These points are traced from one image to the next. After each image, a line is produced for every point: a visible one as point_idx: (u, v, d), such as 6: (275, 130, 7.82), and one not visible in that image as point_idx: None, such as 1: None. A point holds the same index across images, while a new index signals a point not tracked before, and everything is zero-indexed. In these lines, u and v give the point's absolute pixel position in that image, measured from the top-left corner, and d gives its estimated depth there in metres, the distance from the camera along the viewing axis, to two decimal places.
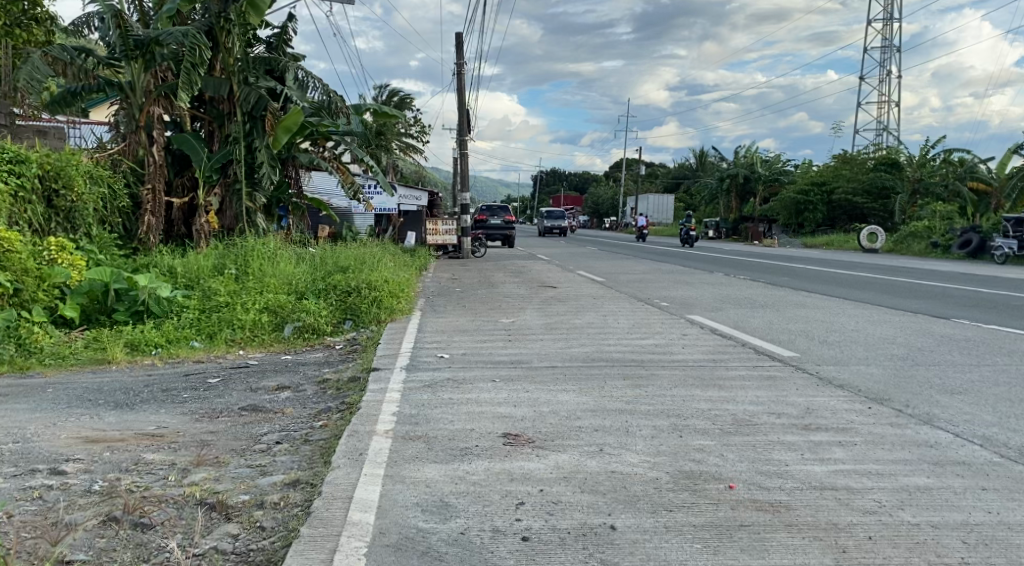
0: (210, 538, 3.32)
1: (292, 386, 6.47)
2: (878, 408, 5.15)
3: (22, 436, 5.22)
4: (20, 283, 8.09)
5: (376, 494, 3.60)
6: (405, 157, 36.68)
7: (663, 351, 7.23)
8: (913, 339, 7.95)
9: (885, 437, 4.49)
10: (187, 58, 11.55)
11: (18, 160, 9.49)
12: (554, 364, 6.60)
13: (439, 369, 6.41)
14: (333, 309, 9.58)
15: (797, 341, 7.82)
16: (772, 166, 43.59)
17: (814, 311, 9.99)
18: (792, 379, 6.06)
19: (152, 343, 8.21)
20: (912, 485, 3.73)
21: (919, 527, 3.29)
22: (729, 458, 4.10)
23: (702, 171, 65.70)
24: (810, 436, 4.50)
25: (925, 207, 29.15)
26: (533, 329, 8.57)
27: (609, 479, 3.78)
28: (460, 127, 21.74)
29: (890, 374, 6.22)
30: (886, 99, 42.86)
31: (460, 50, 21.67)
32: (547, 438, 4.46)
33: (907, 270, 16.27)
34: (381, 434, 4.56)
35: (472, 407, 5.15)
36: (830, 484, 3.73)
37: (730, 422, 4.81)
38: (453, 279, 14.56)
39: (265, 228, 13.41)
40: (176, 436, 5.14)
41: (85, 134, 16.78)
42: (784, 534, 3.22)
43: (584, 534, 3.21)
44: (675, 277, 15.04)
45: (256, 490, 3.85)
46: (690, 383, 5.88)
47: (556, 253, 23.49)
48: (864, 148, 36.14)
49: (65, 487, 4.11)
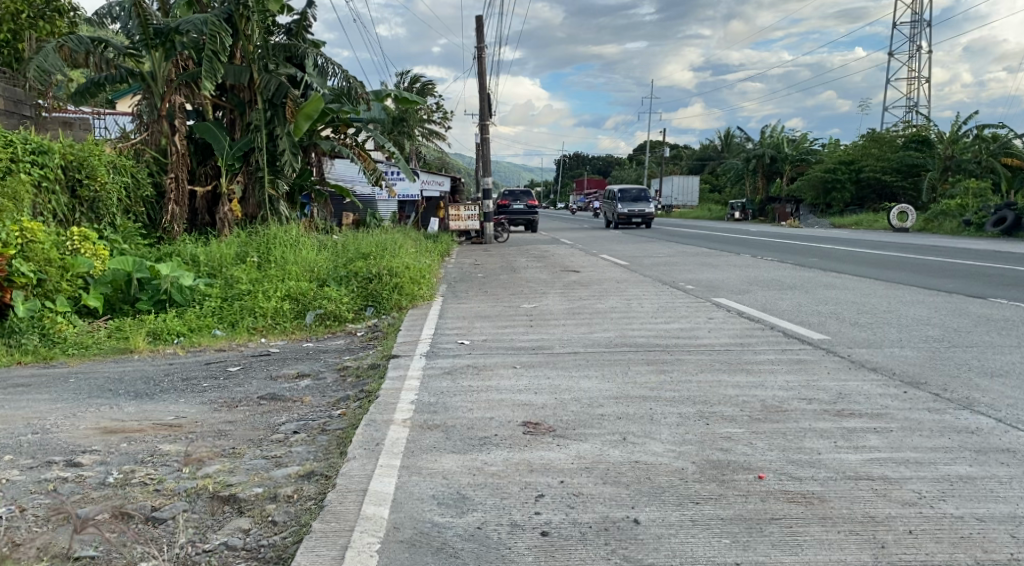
0: (221, 534, 3.24)
1: (312, 374, 6.43)
2: (914, 393, 4.93)
3: (41, 427, 5.19)
4: (44, 273, 8.08)
5: (391, 486, 3.50)
6: (427, 142, 36.87)
7: (688, 335, 7.07)
8: (948, 320, 7.68)
9: (922, 423, 4.29)
10: (208, 46, 11.42)
11: (41, 150, 9.46)
12: (576, 349, 6.46)
13: (458, 356, 6.30)
14: (354, 295, 9.49)
15: (827, 323, 7.59)
16: (799, 146, 42.96)
17: (845, 293, 9.71)
18: (822, 362, 5.87)
19: (175, 332, 8.19)
20: (954, 474, 3.53)
21: (963, 520, 3.10)
22: (758, 447, 3.93)
23: (727, 151, 64.70)
24: (843, 423, 4.31)
25: (958, 184, 28.43)
26: (556, 314, 8.44)
27: (632, 470, 3.64)
28: (482, 111, 21.57)
29: (925, 357, 5.99)
30: (916, 74, 41.93)
31: (481, 33, 21.38)
32: (568, 427, 4.32)
33: (940, 249, 15.83)
34: (398, 423, 4.45)
35: (492, 396, 5.02)
36: (866, 473, 3.55)
37: (759, 408, 4.63)
38: (475, 265, 14.42)
39: (287, 216, 13.36)
40: (194, 426, 5.07)
41: (109, 123, 16.81)
42: (818, 528, 3.05)
43: (606, 529, 3.08)
44: (701, 259, 14.77)
45: (270, 482, 3.76)
46: (717, 368, 5.72)
47: (578, 237, 23.31)
48: (893, 125, 35.33)
49: (81, 480, 4.05)
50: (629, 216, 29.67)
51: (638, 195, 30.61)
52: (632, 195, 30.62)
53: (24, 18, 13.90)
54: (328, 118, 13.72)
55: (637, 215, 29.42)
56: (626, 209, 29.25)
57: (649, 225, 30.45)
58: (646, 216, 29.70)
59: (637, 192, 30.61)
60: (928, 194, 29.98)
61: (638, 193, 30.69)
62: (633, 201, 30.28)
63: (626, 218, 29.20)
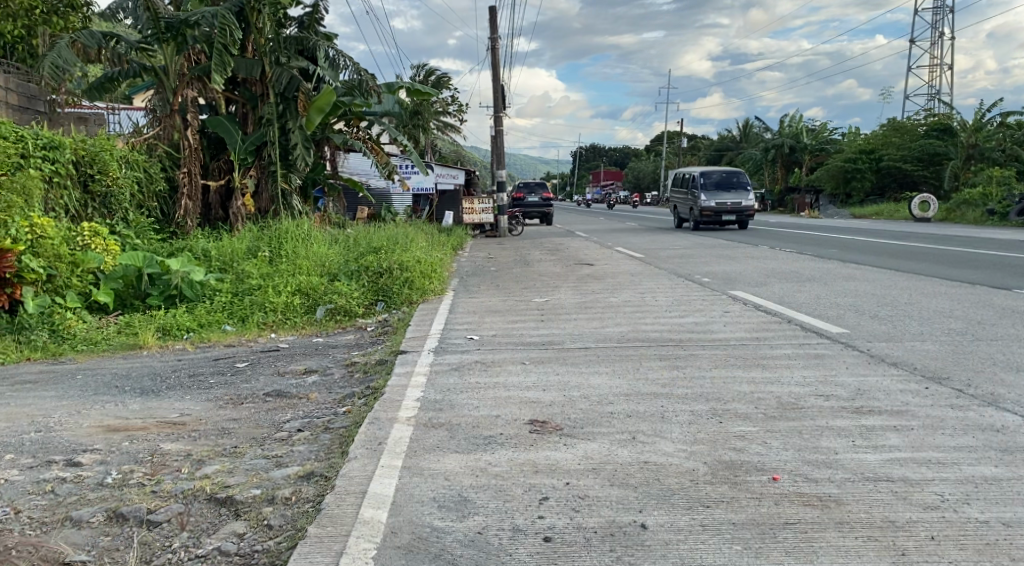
0: (215, 538, 3.16)
1: (320, 370, 6.33)
2: (936, 389, 4.76)
3: (45, 425, 5.13)
4: (53, 268, 8.04)
5: (391, 488, 3.39)
6: (442, 134, 36.99)
7: (703, 330, 6.92)
8: (971, 312, 7.47)
9: (945, 420, 4.12)
10: (218, 40, 11.23)
11: (53, 146, 9.40)
12: (587, 345, 6.32)
13: (467, 352, 6.18)
14: (365, 290, 9.39)
15: (845, 316, 7.40)
16: (818, 135, 42.50)
17: (864, 285, 9.49)
18: (841, 357, 5.71)
19: (185, 327, 8.14)
20: (979, 475, 3.37)
21: (988, 525, 2.95)
22: (773, 447, 3.79)
23: (747, 141, 64.05)
24: (861, 421, 4.16)
25: (981, 173, 27.93)
26: (567, 308, 8.30)
27: (641, 471, 3.51)
28: (496, 103, 21.39)
29: (948, 351, 5.80)
30: (938, 62, 41.29)
31: (494, 23, 21.16)
32: (576, 425, 4.20)
33: (960, 240, 15.51)
34: (402, 421, 4.35)
35: (499, 392, 4.90)
36: (885, 474, 3.40)
37: (774, 405, 4.48)
38: (488, 258, 14.28)
39: (300, 210, 13.29)
40: (198, 424, 5.00)
41: (123, 119, 16.77)
42: (835, 534, 2.91)
43: (611, 534, 2.95)
44: (718, 252, 14.54)
45: (268, 483, 3.67)
46: (732, 363, 5.56)
47: (594, 229, 23.17)
48: (914, 113, 34.80)
49: (79, 480, 3.98)
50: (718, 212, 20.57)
51: (732, 181, 21.41)
52: (719, 182, 21.36)
53: (38, 14, 13.68)
54: (340, 111, 13.57)
55: (729, 210, 20.65)
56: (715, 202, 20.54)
57: (743, 224, 21.59)
58: (743, 211, 20.76)
59: (725, 175, 21.68)
60: (950, 183, 29.41)
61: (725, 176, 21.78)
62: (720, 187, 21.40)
63: (713, 214, 20.58)
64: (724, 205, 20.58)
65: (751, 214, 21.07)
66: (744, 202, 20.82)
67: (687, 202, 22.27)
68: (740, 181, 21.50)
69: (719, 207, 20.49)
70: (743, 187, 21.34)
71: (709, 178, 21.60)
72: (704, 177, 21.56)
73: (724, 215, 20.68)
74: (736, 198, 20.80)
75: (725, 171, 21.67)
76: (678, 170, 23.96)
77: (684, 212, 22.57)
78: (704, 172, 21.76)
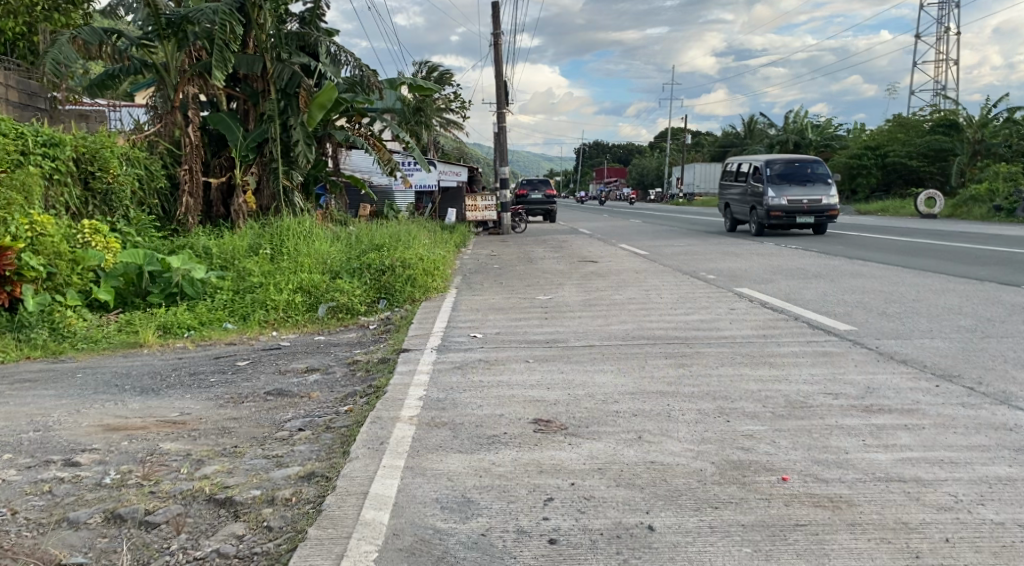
0: (214, 540, 3.11)
1: (321, 369, 6.27)
2: (946, 387, 4.68)
3: (44, 424, 5.08)
4: (53, 266, 7.99)
5: (393, 489, 3.33)
6: (446, 131, 36.99)
7: (708, 327, 6.84)
8: (980, 309, 7.39)
9: (956, 419, 4.05)
10: (218, 36, 11.17)
11: (53, 143, 9.36)
12: (592, 342, 6.25)
13: (471, 350, 6.11)
14: (367, 288, 9.32)
15: (853, 314, 7.33)
16: (823, 131, 42.32)
17: (871, 282, 9.40)
18: (849, 354, 5.63)
19: (185, 325, 8.09)
20: (994, 475, 3.30)
21: (1005, 527, 2.87)
22: (782, 446, 3.72)
23: (751, 138, 63.95)
24: (871, 420, 4.09)
25: (987, 169, 27.74)
26: (572, 306, 8.23)
27: (647, 472, 3.44)
28: (499, 100, 21.33)
29: (957, 348, 5.73)
30: (944, 58, 41.12)
31: (496, 19, 21.07)
32: (581, 424, 4.13)
33: (964, 236, 15.40)
34: (404, 420, 4.28)
35: (502, 391, 4.84)
36: (897, 475, 3.33)
37: (782, 404, 4.42)
38: (491, 256, 14.19)
39: (302, 208, 13.21)
40: (198, 423, 4.94)
41: (124, 116, 16.70)
42: (847, 536, 2.84)
43: (618, 536, 2.89)
44: (723, 249, 14.45)
45: (268, 484, 3.61)
46: (738, 361, 5.50)
47: (597, 226, 23.12)
48: (919, 109, 34.68)
49: (77, 480, 3.93)
50: (791, 214, 16.31)
51: (806, 172, 17.02)
52: (789, 173, 17.02)
53: (40, 11, 13.50)
54: (342, 108, 13.52)
55: (804, 210, 16.35)
56: (786, 199, 16.30)
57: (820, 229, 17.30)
58: (822, 211, 16.44)
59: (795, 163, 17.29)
60: (956, 179, 29.29)
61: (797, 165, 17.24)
62: (791, 180, 16.91)
63: (784, 217, 16.29)
64: (798, 203, 16.33)
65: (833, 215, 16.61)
66: (823, 199, 16.46)
67: (747, 201, 17.89)
68: (816, 172, 17.09)
69: (792, 207, 16.23)
70: (822, 179, 16.86)
71: (776, 168, 17.02)
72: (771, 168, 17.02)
73: (797, 217, 16.40)
74: (813, 195, 16.45)
75: (795, 159, 17.23)
76: (736, 158, 19.14)
77: (744, 213, 18.19)
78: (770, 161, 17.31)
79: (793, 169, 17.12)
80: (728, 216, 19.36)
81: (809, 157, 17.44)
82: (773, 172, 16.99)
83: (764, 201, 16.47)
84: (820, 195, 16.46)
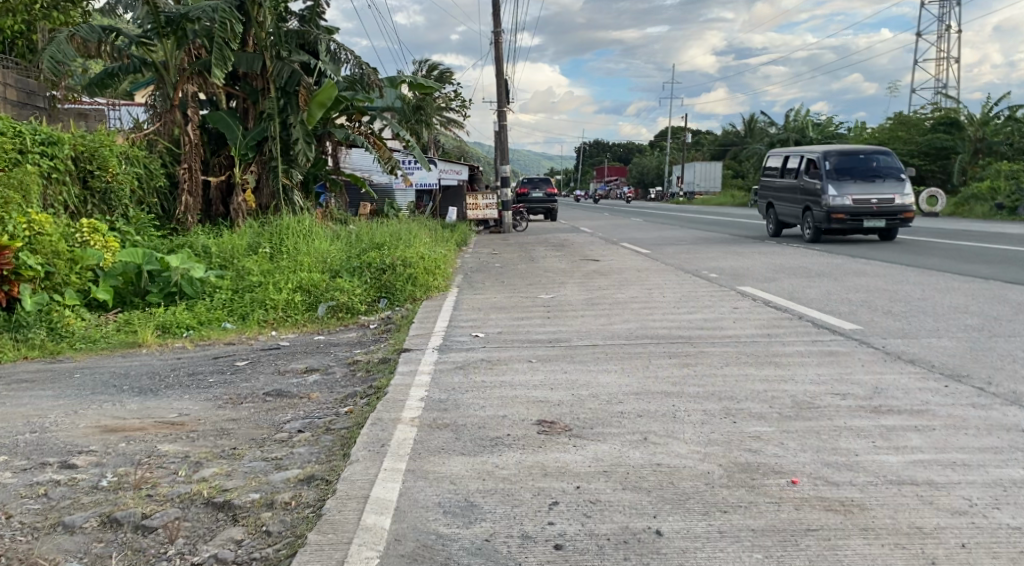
0: (213, 545, 3.04)
1: (321, 369, 6.20)
2: (956, 387, 4.61)
3: (40, 426, 5.01)
4: (51, 265, 7.91)
5: (394, 493, 3.26)
6: (446, 130, 36.94)
7: (712, 327, 6.77)
8: (986, 308, 7.31)
9: (967, 420, 3.98)
10: (218, 34, 11.09)
11: (51, 141, 9.28)
12: (595, 342, 6.18)
13: (473, 350, 6.04)
14: (367, 287, 9.25)
15: (858, 312, 7.26)
16: (823, 130, 42.28)
17: (875, 280, 9.33)
18: (856, 354, 5.56)
19: (184, 324, 8.02)
20: (1008, 478, 3.23)
21: (1022, 532, 2.80)
22: (791, 448, 3.65)
23: (751, 137, 63.85)
24: (881, 421, 4.02)
25: (988, 167, 27.68)
26: (574, 305, 8.16)
27: (654, 475, 3.37)
28: (500, 99, 21.25)
29: (965, 348, 5.65)
30: (944, 56, 41.06)
31: (496, 17, 20.99)
32: (586, 426, 4.06)
33: (968, 234, 15.33)
34: (406, 422, 4.21)
35: (505, 392, 4.77)
36: (909, 478, 3.26)
37: (789, 404, 4.35)
38: (493, 255, 14.11)
39: (302, 206, 13.13)
40: (197, 424, 4.88)
41: (124, 115, 16.65)
42: (860, 541, 2.77)
43: (625, 542, 2.82)
44: (724, 247, 14.37)
45: (267, 487, 3.54)
46: (743, 360, 5.43)
47: (598, 225, 23.08)
48: (920, 107, 34.59)
49: (73, 483, 3.86)
50: (859, 217, 13.52)
51: (871, 166, 14.22)
52: (854, 168, 14.18)
53: (38, 9, 13.38)
54: (342, 106, 13.44)
55: (872, 212, 13.59)
56: (852, 199, 13.55)
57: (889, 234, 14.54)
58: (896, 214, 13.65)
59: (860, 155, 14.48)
60: (958, 177, 29.21)
61: (864, 158, 14.38)
62: (858, 175, 14.06)
63: (849, 220, 13.56)
64: (865, 204, 13.56)
65: (907, 218, 13.83)
66: (896, 198, 13.66)
67: (798, 200, 15.09)
68: (883, 165, 14.29)
69: (859, 208, 13.51)
70: (894, 175, 14.08)
71: (838, 162, 14.20)
72: (833, 161, 14.22)
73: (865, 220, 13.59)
74: (884, 193, 13.66)
75: (860, 151, 14.41)
76: (779, 151, 16.39)
77: (793, 215, 15.44)
78: (831, 152, 14.44)
79: (855, 162, 14.30)
80: (771, 220, 16.75)
81: (872, 147, 14.62)
82: (835, 166, 14.16)
83: (825, 201, 13.71)
84: (893, 194, 13.69)
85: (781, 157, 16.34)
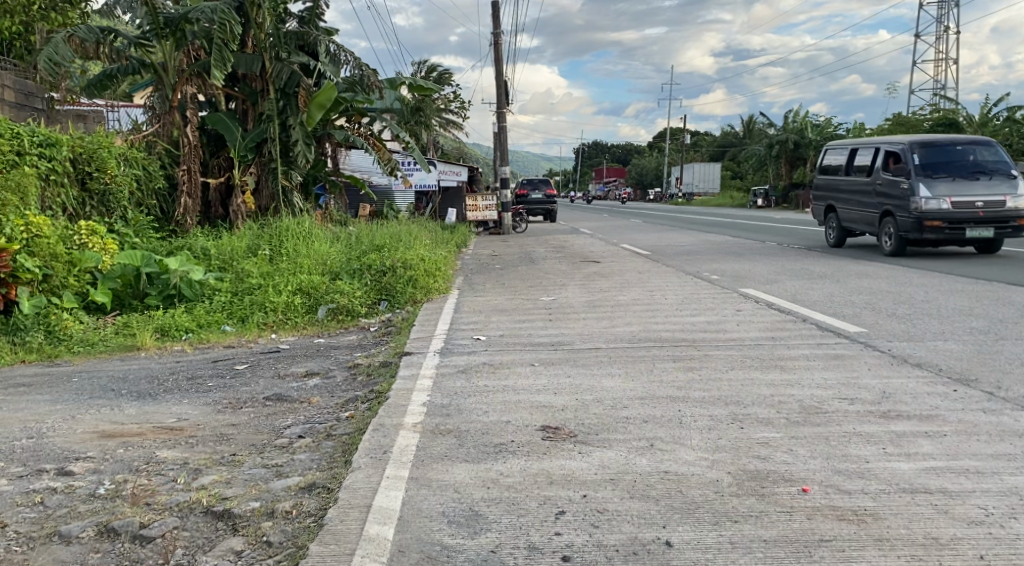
0: (212, 556, 2.98)
1: (321, 373, 6.13)
2: (964, 392, 4.55)
3: (37, 431, 4.94)
4: (49, 268, 7.83)
5: (397, 501, 3.21)
6: (445, 131, 36.89)
7: (716, 329, 6.70)
8: (991, 310, 7.25)
9: (979, 426, 3.91)
10: (217, 35, 11.03)
11: (49, 143, 9.22)
12: (598, 345, 6.12)
13: (475, 353, 5.98)
14: (368, 289, 9.18)
15: (862, 315, 7.19)
16: (823, 130, 42.24)
17: (878, 282, 9.27)
18: (862, 358, 5.50)
19: (183, 327, 7.95)
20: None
21: None
22: (800, 455, 3.59)
23: (750, 138, 63.77)
24: (890, 426, 3.96)
25: None
26: (576, 308, 8.10)
27: (662, 483, 3.31)
28: (500, 100, 21.18)
29: (972, 351, 5.59)
30: (943, 56, 41.02)
31: (496, 18, 20.93)
32: (591, 432, 4.00)
33: None
34: (408, 428, 4.15)
35: (508, 397, 4.71)
36: (923, 486, 3.20)
37: (796, 409, 4.29)
38: (493, 256, 14.04)
39: (302, 208, 13.06)
40: (196, 430, 4.81)
41: (123, 116, 16.58)
42: (874, 553, 2.71)
43: (634, 553, 2.76)
44: (725, 249, 14.31)
45: (267, 496, 3.48)
46: (748, 364, 5.37)
47: (598, 227, 23.02)
48: (919, 108, 34.54)
49: (70, 490, 3.79)
50: (960, 225, 10.85)
51: (968, 161, 11.47)
52: (949, 163, 11.43)
53: (35, 11, 13.28)
54: (341, 107, 13.39)
55: (976, 220, 10.88)
56: (949, 202, 10.82)
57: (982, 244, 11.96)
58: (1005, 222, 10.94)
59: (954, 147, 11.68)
60: None
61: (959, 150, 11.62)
62: (954, 173, 11.30)
63: (947, 230, 10.87)
64: (967, 208, 10.85)
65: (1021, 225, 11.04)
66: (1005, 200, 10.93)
67: (867, 203, 12.43)
68: (981, 159, 11.55)
69: (958, 214, 10.79)
70: (999, 172, 11.32)
71: (927, 156, 11.46)
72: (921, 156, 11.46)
73: (966, 230, 10.90)
74: (990, 195, 10.92)
75: (954, 142, 11.66)
76: (836, 144, 13.73)
77: (862, 221, 12.69)
78: (916, 144, 11.71)
79: (947, 156, 11.55)
80: (830, 228, 14.00)
81: (966, 138, 11.82)
82: (924, 162, 11.40)
83: (913, 205, 11.01)
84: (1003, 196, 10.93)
85: (843, 151, 13.55)
